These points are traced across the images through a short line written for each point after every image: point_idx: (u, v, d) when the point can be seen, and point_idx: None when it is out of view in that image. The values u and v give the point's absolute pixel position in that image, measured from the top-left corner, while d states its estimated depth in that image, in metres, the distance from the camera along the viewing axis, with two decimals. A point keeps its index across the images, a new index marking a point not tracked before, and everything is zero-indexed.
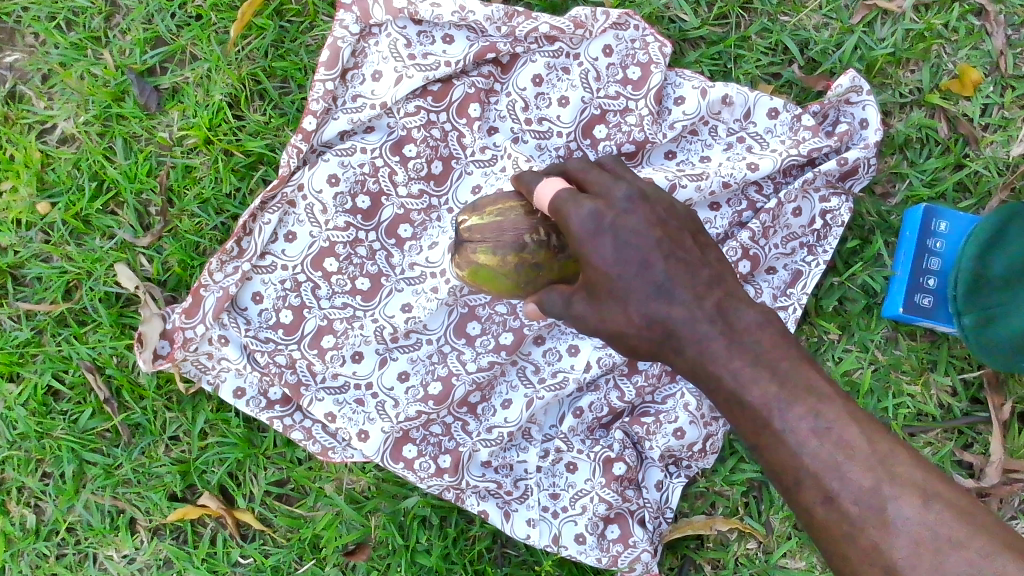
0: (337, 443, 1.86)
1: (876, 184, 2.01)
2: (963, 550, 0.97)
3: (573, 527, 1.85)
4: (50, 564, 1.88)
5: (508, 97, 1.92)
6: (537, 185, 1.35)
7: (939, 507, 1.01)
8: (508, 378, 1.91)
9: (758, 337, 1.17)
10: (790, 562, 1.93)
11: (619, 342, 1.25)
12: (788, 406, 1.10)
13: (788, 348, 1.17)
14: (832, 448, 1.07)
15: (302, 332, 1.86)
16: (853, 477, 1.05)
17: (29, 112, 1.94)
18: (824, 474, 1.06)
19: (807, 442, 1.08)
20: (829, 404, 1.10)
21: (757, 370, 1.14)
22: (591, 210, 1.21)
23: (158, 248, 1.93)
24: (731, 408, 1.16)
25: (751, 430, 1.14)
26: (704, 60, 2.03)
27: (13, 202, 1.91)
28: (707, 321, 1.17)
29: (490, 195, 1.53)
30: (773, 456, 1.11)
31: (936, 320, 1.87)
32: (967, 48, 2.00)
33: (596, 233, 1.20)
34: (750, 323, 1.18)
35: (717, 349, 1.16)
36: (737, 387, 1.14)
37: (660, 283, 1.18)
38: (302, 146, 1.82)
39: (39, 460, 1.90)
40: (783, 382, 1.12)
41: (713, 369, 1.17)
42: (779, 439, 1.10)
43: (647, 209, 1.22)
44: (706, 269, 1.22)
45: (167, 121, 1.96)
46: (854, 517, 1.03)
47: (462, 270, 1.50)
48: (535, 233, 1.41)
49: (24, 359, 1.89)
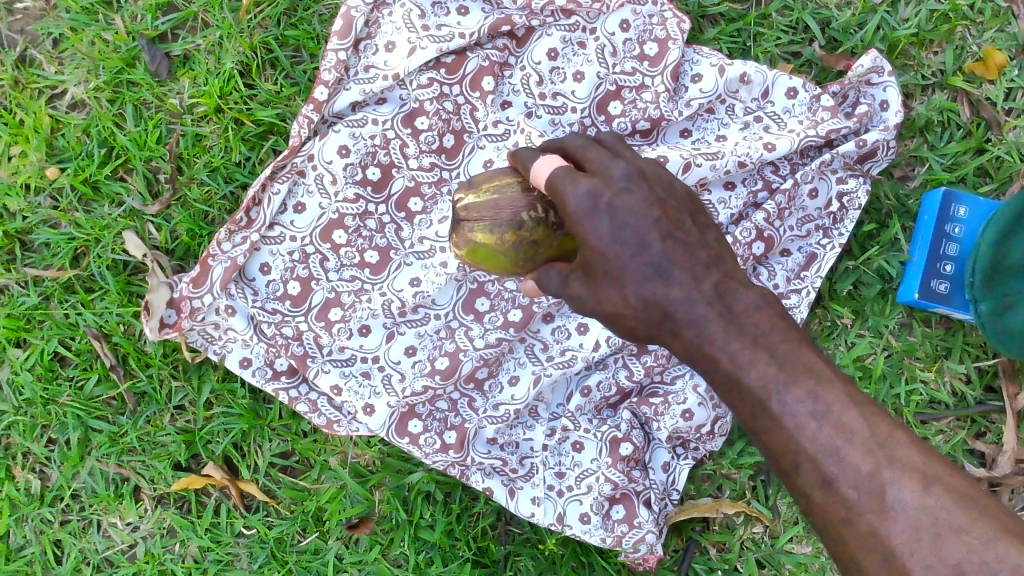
0: (343, 416, 1.85)
1: (895, 166, 1.97)
2: (961, 535, 0.95)
3: (578, 506, 1.84)
4: (54, 530, 1.88)
5: (522, 70, 1.89)
6: (534, 163, 1.31)
7: (939, 491, 0.99)
8: (516, 355, 1.89)
9: (758, 320, 1.13)
10: (797, 547, 1.91)
11: (615, 322, 1.22)
12: (786, 389, 1.07)
13: (788, 331, 1.14)
14: (831, 432, 1.04)
15: (309, 304, 1.84)
16: (852, 461, 1.02)
17: (39, 77, 1.93)
18: (822, 457, 1.03)
19: (805, 425, 1.05)
20: (829, 388, 1.07)
21: (757, 354, 1.10)
22: (587, 189, 1.19)
23: (167, 216, 1.92)
24: (728, 391, 1.13)
25: (749, 414, 1.11)
26: (723, 38, 1.99)
27: (22, 166, 1.90)
28: (706, 304, 1.14)
29: (486, 172, 1.50)
30: (770, 441, 1.08)
31: (952, 307, 1.84)
32: (993, 30, 1.96)
33: (593, 212, 1.18)
34: (750, 305, 1.14)
35: (715, 330, 1.13)
36: (734, 368, 1.11)
37: (659, 263, 1.15)
38: (313, 116, 1.80)
39: (45, 426, 1.89)
40: (782, 365, 1.09)
41: (710, 352, 1.13)
42: (776, 421, 1.07)
43: (645, 188, 1.20)
44: (706, 250, 1.18)
45: (178, 88, 1.94)
46: (852, 501, 1.01)
47: (461, 250, 1.47)
48: (532, 210, 1.39)
49: (31, 325, 1.89)
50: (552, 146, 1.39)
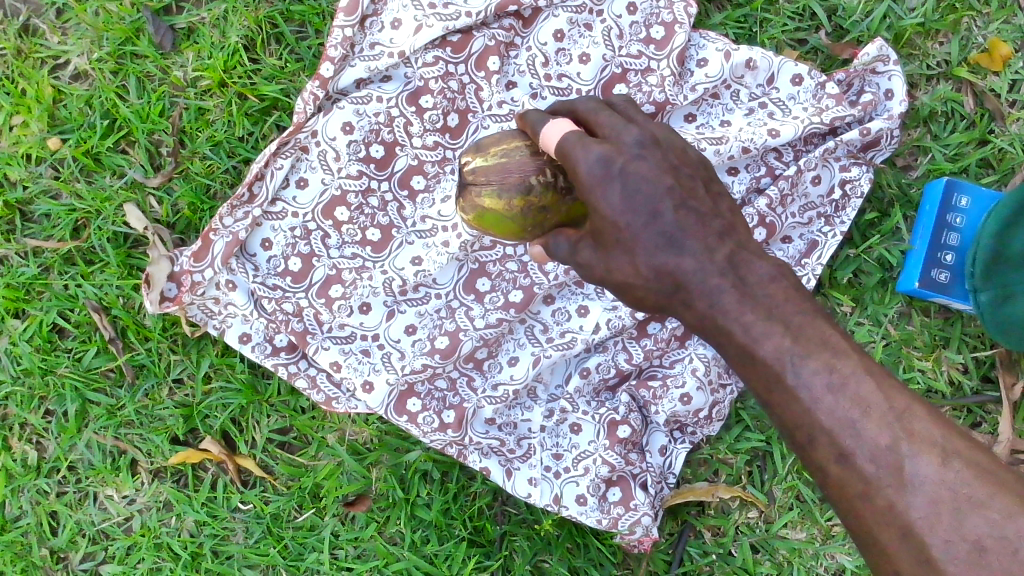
0: (342, 393, 1.85)
1: (898, 156, 1.98)
2: (982, 510, 0.95)
3: (574, 488, 1.84)
4: (50, 501, 1.88)
5: (528, 51, 1.88)
6: (546, 126, 1.29)
7: (959, 466, 0.98)
8: (515, 336, 1.89)
9: (772, 292, 1.15)
10: (791, 533, 1.90)
11: (625, 291, 1.25)
12: (802, 362, 1.07)
13: (802, 302, 1.15)
14: (848, 405, 1.04)
15: (310, 281, 1.84)
16: (870, 434, 1.02)
17: (42, 46, 1.92)
18: (839, 431, 1.03)
19: (821, 399, 1.05)
20: (845, 360, 1.07)
21: (771, 326, 1.12)
22: (599, 155, 1.18)
23: (169, 189, 1.91)
24: (742, 362, 1.15)
25: (764, 387, 1.12)
26: (729, 23, 1.99)
27: (23, 136, 1.90)
28: (719, 275, 1.15)
29: (493, 134, 1.48)
30: (785, 414, 1.09)
31: (951, 296, 1.84)
32: (999, 21, 1.95)
33: (604, 178, 1.17)
34: (763, 276, 1.16)
35: (728, 302, 1.15)
36: (749, 341, 1.12)
37: (671, 233, 1.17)
38: (319, 93, 1.80)
39: (43, 398, 1.89)
40: (797, 337, 1.10)
41: (724, 323, 1.15)
42: (791, 394, 1.08)
43: (658, 155, 1.19)
44: (719, 219, 1.19)
45: (182, 61, 1.93)
46: (870, 476, 1.01)
47: (467, 214, 1.47)
48: (541, 174, 1.38)
49: (30, 296, 1.88)
50: (561, 108, 1.37)
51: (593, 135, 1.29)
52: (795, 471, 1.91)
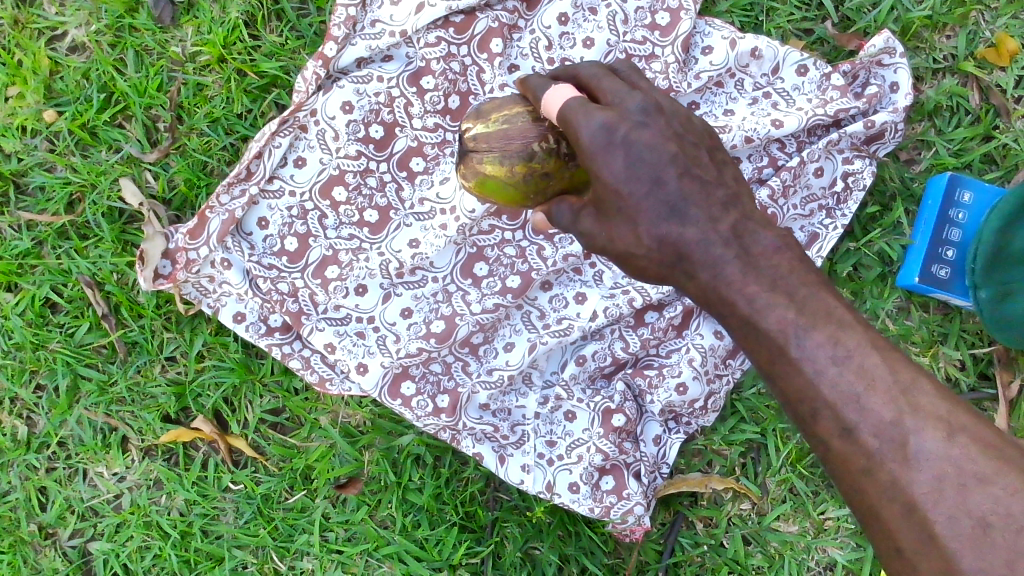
0: (336, 374, 1.83)
1: (901, 149, 1.96)
2: (987, 487, 0.95)
3: (568, 476, 1.83)
4: (39, 477, 1.87)
5: (531, 34, 1.87)
6: (546, 92, 1.27)
7: (965, 442, 0.98)
8: (512, 322, 1.88)
9: (776, 263, 1.14)
10: (783, 525, 1.90)
11: (627, 262, 1.23)
12: (807, 334, 1.07)
13: (808, 275, 1.15)
14: (852, 378, 1.04)
15: (306, 261, 1.83)
16: (874, 408, 1.02)
17: (40, 17, 1.90)
18: (842, 405, 1.03)
19: (825, 371, 1.05)
20: (850, 333, 1.07)
21: (775, 298, 1.11)
22: (602, 122, 1.15)
23: (165, 164, 1.89)
24: (744, 333, 1.14)
25: (766, 359, 1.11)
26: (735, 10, 1.98)
27: (18, 108, 1.88)
28: (723, 245, 1.15)
29: (494, 100, 1.45)
30: (787, 386, 1.08)
31: (951, 292, 1.83)
32: (1008, 16, 1.93)
33: (607, 147, 1.15)
34: (768, 247, 1.16)
35: (733, 273, 1.14)
36: (752, 312, 1.12)
37: (674, 203, 1.16)
38: (320, 72, 1.77)
39: (34, 372, 1.87)
40: (802, 309, 1.10)
41: (726, 294, 1.15)
42: (795, 366, 1.07)
43: (661, 123, 1.18)
44: (723, 188, 1.19)
45: (181, 36, 1.90)
46: (873, 450, 1.01)
47: (469, 181, 1.45)
48: (544, 141, 1.36)
49: (23, 269, 1.87)
50: (564, 74, 1.34)
51: (596, 101, 1.27)
52: (790, 464, 1.88)
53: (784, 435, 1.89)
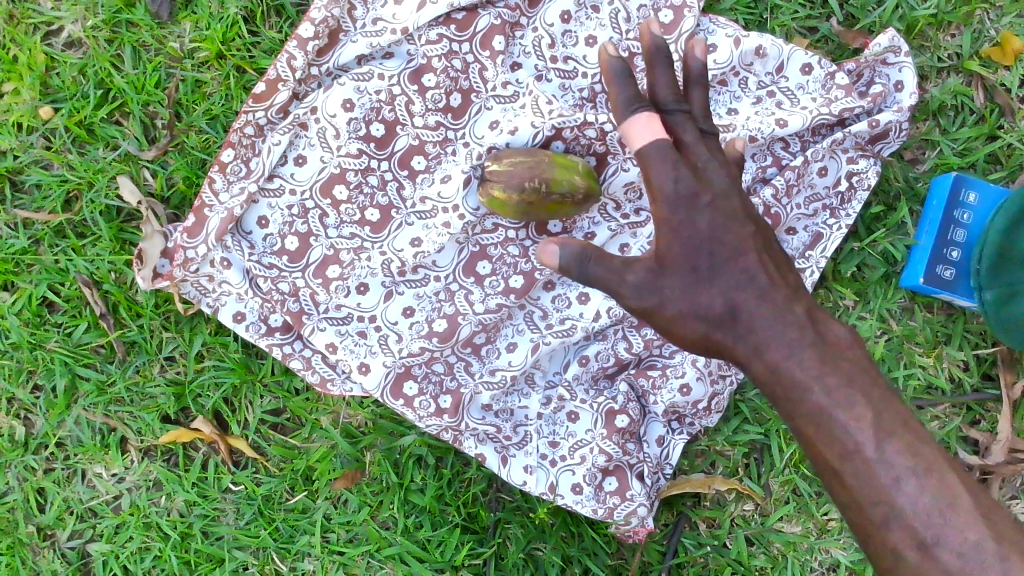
0: (337, 374, 1.82)
1: (906, 149, 1.95)
2: None
3: (570, 477, 1.82)
4: (37, 478, 1.85)
5: (534, 32, 1.84)
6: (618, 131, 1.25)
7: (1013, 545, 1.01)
8: (514, 322, 1.86)
9: (837, 345, 1.18)
10: (786, 526, 1.89)
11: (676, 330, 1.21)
12: (861, 411, 1.10)
13: (863, 366, 1.17)
14: (906, 460, 1.07)
15: (307, 260, 1.81)
16: (926, 493, 1.05)
17: (35, 12, 1.87)
18: (893, 486, 1.06)
19: (878, 451, 1.07)
20: (901, 422, 1.11)
21: (830, 371, 1.14)
22: (691, 179, 1.18)
23: (163, 162, 1.87)
24: (790, 406, 1.15)
25: (814, 431, 1.13)
26: (739, 8, 1.96)
27: (14, 104, 1.85)
28: (793, 325, 1.17)
29: None
30: (836, 461, 1.10)
31: (955, 293, 1.83)
32: (1012, 15, 1.93)
33: (693, 203, 1.18)
34: (831, 334, 1.19)
35: (801, 350, 1.15)
36: (809, 382, 1.13)
37: (747, 276, 1.18)
38: (296, 54, 1.74)
39: (31, 372, 1.86)
40: (861, 391, 1.12)
41: (784, 366, 1.15)
42: (846, 441, 1.09)
43: (743, 204, 1.22)
44: (788, 277, 1.22)
45: (179, 32, 1.88)
46: (923, 534, 1.03)
47: None
48: None
49: (19, 268, 1.84)
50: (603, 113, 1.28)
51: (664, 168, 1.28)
52: (792, 465, 1.88)
53: (788, 436, 1.89)
